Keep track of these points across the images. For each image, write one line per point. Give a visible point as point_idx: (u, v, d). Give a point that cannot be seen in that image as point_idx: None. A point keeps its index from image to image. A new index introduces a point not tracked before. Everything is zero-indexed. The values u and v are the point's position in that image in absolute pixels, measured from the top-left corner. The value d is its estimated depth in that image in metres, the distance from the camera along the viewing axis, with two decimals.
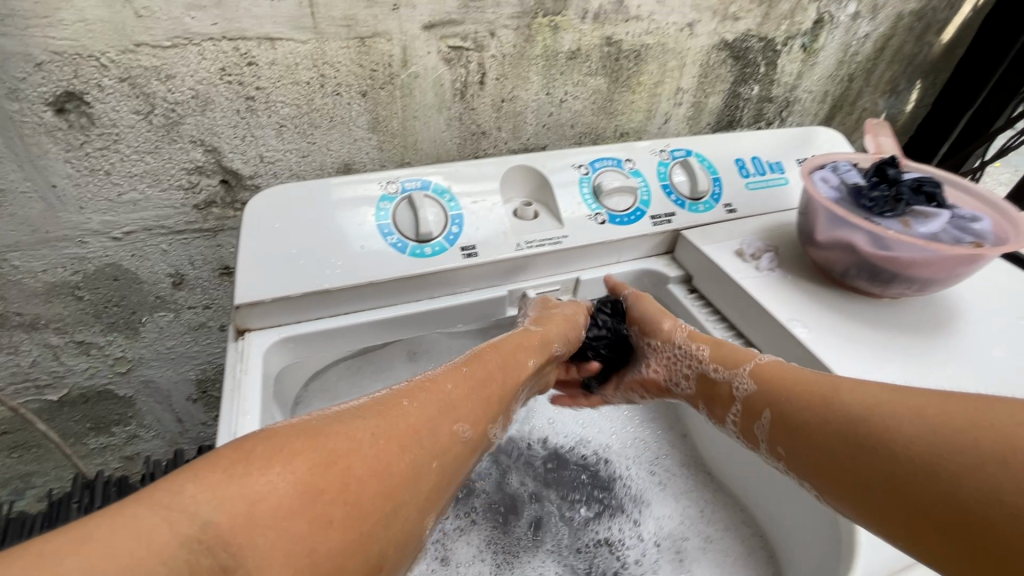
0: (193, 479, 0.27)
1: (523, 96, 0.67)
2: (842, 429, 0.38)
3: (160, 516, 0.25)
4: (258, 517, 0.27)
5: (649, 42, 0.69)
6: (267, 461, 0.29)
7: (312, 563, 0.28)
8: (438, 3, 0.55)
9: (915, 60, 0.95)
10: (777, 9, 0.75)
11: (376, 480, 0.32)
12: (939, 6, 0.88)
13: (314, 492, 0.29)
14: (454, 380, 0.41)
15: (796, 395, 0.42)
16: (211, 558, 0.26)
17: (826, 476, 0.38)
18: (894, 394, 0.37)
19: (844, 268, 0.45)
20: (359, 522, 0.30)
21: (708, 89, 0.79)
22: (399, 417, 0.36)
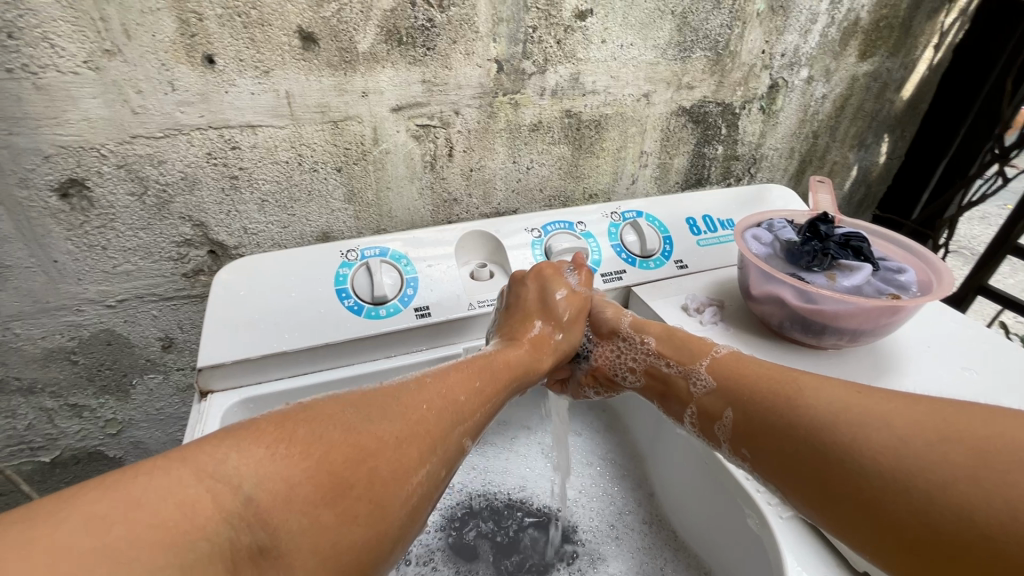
0: (235, 451, 0.30)
1: (491, 165, 0.72)
2: (813, 436, 0.39)
3: (202, 486, 0.28)
4: (293, 501, 0.30)
5: (608, 112, 0.75)
6: (306, 445, 0.32)
7: (338, 553, 0.30)
8: (404, 89, 0.62)
9: (878, 116, 0.99)
10: (730, 77, 0.80)
11: (399, 482, 0.34)
12: (893, 67, 0.93)
13: (344, 486, 0.32)
14: (467, 390, 0.42)
15: (764, 400, 0.43)
16: (249, 535, 0.28)
17: (790, 475, 0.39)
18: (861, 398, 0.39)
19: (781, 320, 0.50)
20: (382, 519, 0.33)
21: (671, 151, 0.83)
22: (424, 413, 0.38)
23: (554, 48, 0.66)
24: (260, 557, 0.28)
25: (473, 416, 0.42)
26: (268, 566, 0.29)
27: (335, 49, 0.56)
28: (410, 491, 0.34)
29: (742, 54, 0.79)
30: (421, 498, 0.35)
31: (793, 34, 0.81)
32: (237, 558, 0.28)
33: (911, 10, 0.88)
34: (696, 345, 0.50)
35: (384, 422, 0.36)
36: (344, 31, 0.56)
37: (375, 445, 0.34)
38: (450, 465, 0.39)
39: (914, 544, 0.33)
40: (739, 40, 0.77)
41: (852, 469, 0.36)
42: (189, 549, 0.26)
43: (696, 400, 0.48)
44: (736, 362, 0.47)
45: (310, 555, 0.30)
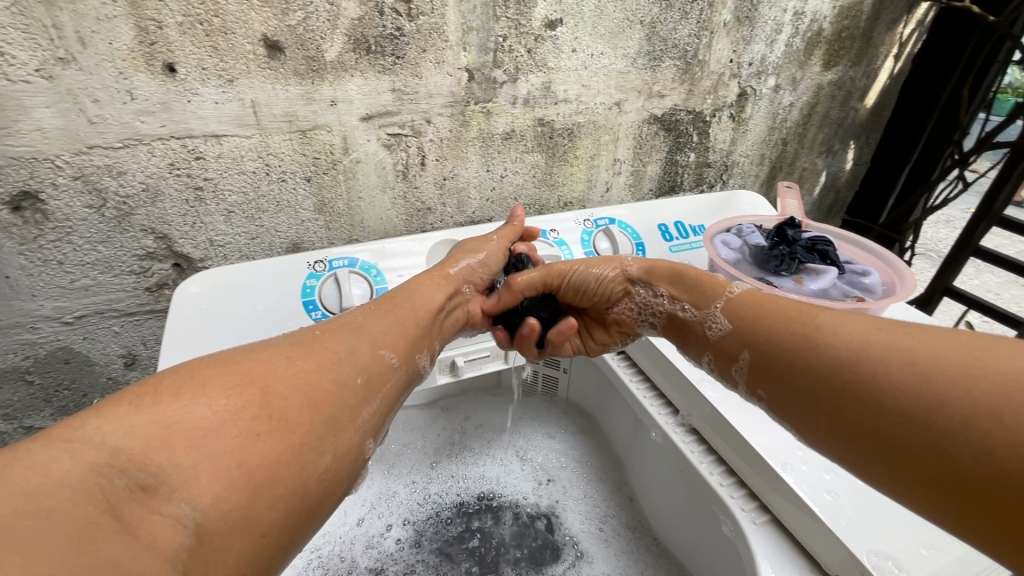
0: (94, 415, 0.28)
1: (464, 174, 0.72)
2: (828, 378, 0.36)
3: (58, 450, 0.26)
4: (176, 437, 0.28)
5: (580, 120, 0.76)
6: (178, 390, 0.31)
7: (251, 473, 0.30)
8: (374, 97, 0.61)
9: (844, 123, 1.02)
10: (700, 85, 0.82)
11: (301, 395, 0.35)
12: (856, 76, 0.96)
13: (240, 409, 0.31)
14: (365, 315, 0.46)
15: (778, 346, 0.40)
16: (124, 477, 0.26)
17: (807, 416, 0.38)
18: (879, 335, 0.36)
19: None
20: (291, 432, 0.33)
21: (644, 158, 0.84)
22: (321, 346, 0.40)
23: (524, 57, 0.67)
24: (146, 499, 0.26)
25: (382, 335, 0.44)
26: (161, 505, 0.26)
27: (301, 58, 0.55)
28: (319, 402, 0.35)
29: (711, 63, 0.80)
30: (334, 407, 0.36)
31: (759, 43, 0.83)
32: (117, 504, 0.26)
33: (871, 21, 0.91)
34: (701, 278, 0.50)
35: (273, 351, 0.37)
36: (310, 39, 0.55)
37: (266, 373, 0.35)
38: (368, 377, 0.40)
39: (933, 483, 0.31)
40: (707, 50, 0.79)
41: (869, 407, 0.34)
42: (43, 504, 0.24)
43: (713, 347, 0.46)
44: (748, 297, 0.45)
45: (216, 483, 0.28)
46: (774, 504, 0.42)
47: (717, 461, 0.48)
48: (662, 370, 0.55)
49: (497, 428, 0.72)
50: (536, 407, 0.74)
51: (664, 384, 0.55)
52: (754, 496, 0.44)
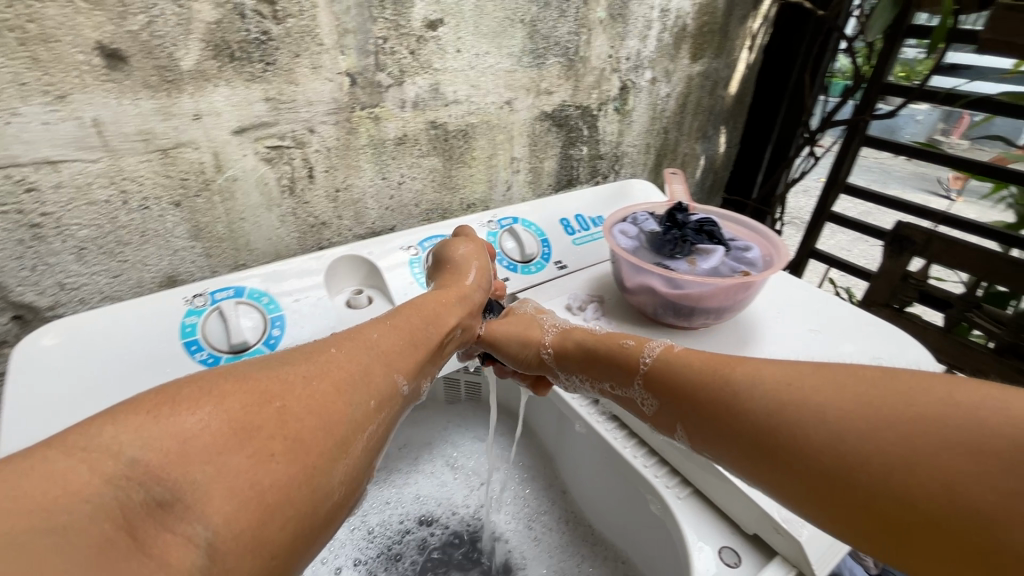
0: (111, 422, 0.28)
1: (358, 184, 0.68)
2: (756, 437, 0.38)
3: (77, 460, 0.26)
4: (190, 453, 0.28)
5: (473, 121, 0.75)
6: (196, 400, 0.30)
7: (260, 494, 0.28)
8: (245, 109, 0.56)
9: (714, 110, 1.12)
10: (584, 81, 0.85)
11: (314, 417, 0.33)
12: (719, 67, 1.06)
13: (253, 428, 0.30)
14: (381, 330, 0.44)
15: (704, 408, 0.41)
16: (142, 492, 0.26)
17: (749, 459, 0.38)
18: (797, 373, 0.38)
19: (653, 307, 0.53)
20: (305, 456, 0.31)
21: (540, 155, 0.87)
22: (338, 361, 0.38)
23: (408, 59, 0.65)
24: (161, 514, 0.26)
25: (397, 353, 0.43)
26: (175, 523, 0.26)
27: (151, 68, 0.49)
28: (335, 421, 0.34)
29: (592, 59, 0.84)
30: (350, 428, 0.34)
31: (633, 39, 0.87)
32: (133, 518, 0.25)
33: (726, 17, 1.00)
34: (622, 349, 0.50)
35: (297, 368, 0.36)
36: (159, 47, 0.48)
37: (283, 389, 0.34)
38: (382, 399, 0.38)
39: (889, 526, 0.31)
40: (587, 46, 0.82)
41: (802, 464, 0.35)
42: (64, 516, 0.23)
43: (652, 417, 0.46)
44: (664, 364, 0.45)
45: (226, 505, 0.27)
46: (694, 478, 0.45)
47: (639, 443, 0.50)
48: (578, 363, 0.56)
49: (424, 444, 0.70)
50: (461, 413, 0.72)
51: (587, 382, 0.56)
52: (676, 473, 0.47)
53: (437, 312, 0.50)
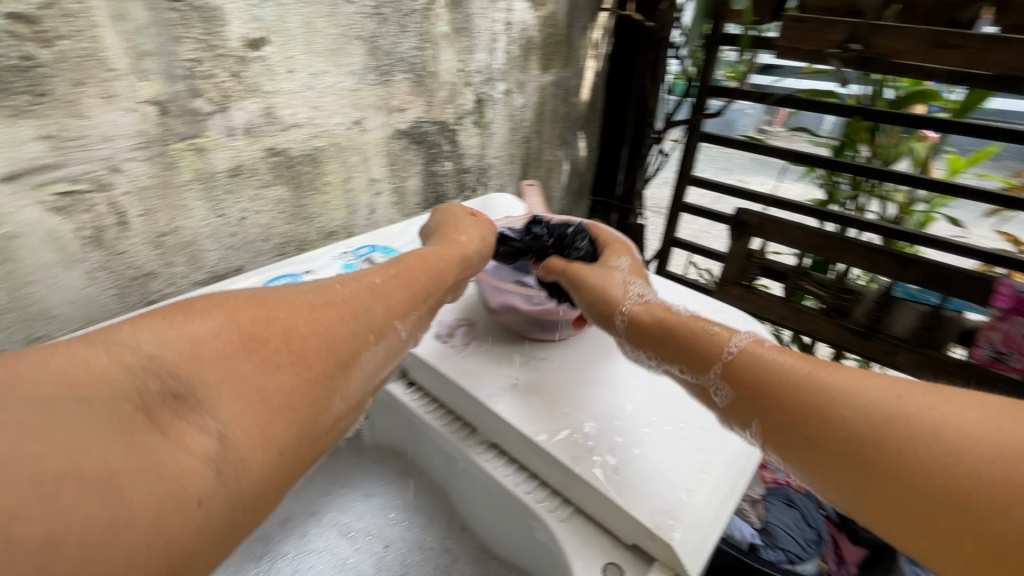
0: (133, 323, 0.32)
1: (188, 225, 0.60)
2: (843, 440, 0.36)
3: (102, 348, 0.29)
4: (203, 355, 0.32)
5: (321, 144, 0.70)
6: (208, 314, 0.34)
7: (264, 397, 0.32)
8: (13, 149, 0.46)
9: (569, 117, 1.17)
10: (437, 97, 0.83)
11: (314, 340, 0.37)
12: (569, 76, 1.11)
13: (259, 341, 0.35)
14: (381, 276, 0.47)
15: (788, 405, 0.39)
16: (161, 382, 0.30)
17: (840, 477, 0.36)
18: (898, 390, 0.36)
19: (518, 324, 0.58)
20: (303, 369, 0.35)
21: (402, 174, 0.84)
22: (341, 297, 0.42)
23: (231, 82, 0.58)
24: (177, 403, 0.29)
25: (395, 299, 0.46)
26: (190, 414, 0.29)
27: None
28: (330, 345, 0.38)
29: (442, 74, 0.83)
30: (345, 353, 0.39)
31: (481, 52, 0.88)
32: (152, 402, 0.29)
33: (568, 28, 1.04)
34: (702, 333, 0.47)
35: (299, 297, 0.40)
36: None
37: (287, 313, 0.38)
38: (377, 334, 0.42)
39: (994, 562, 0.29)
40: (434, 61, 0.80)
41: (903, 485, 0.33)
42: (89, 392, 0.27)
43: (722, 413, 0.43)
44: (747, 357, 0.43)
45: (235, 403, 0.31)
46: (574, 497, 0.45)
47: (518, 468, 0.48)
48: (448, 393, 0.53)
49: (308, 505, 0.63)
50: (343, 467, 0.68)
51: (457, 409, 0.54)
52: (557, 493, 0.46)
53: (431, 265, 0.52)
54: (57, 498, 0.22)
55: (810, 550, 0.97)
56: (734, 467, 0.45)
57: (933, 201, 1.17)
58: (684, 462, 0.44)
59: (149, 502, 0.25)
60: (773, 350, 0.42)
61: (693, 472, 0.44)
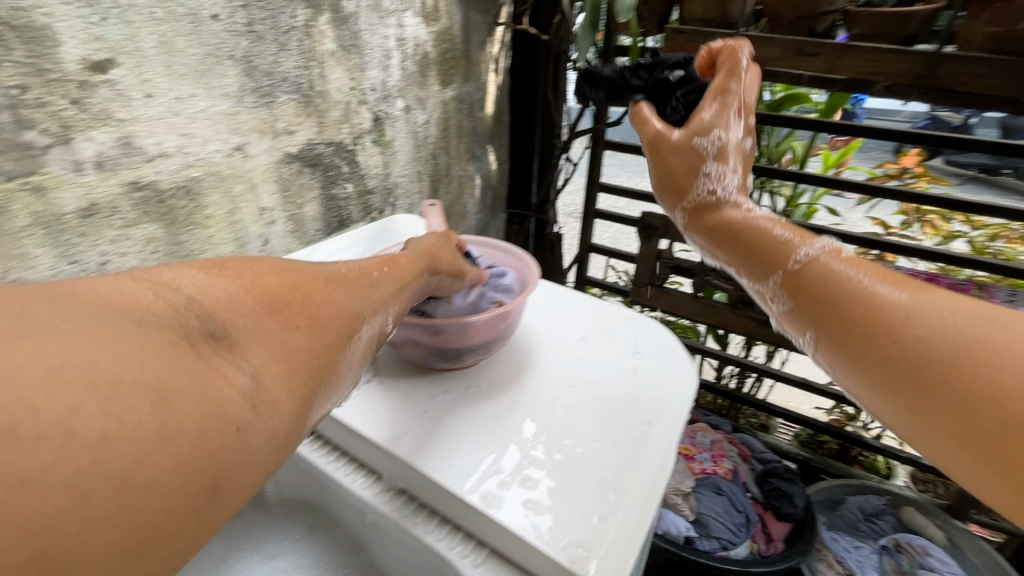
0: (169, 270, 0.32)
1: (30, 278, 0.51)
2: (908, 357, 0.37)
3: (141, 285, 0.29)
4: (234, 307, 0.32)
5: (196, 174, 0.63)
6: (231, 275, 0.35)
7: (286, 352, 0.32)
8: None
9: (476, 131, 1.16)
10: (329, 117, 0.79)
11: (331, 307, 0.37)
12: (471, 91, 1.10)
13: (280, 303, 0.35)
14: (374, 265, 0.46)
15: (850, 321, 0.41)
16: (198, 322, 0.29)
17: (894, 394, 0.38)
18: (976, 324, 0.36)
19: (422, 356, 0.54)
20: (323, 333, 0.35)
21: (297, 200, 0.78)
22: (348, 277, 0.42)
23: (71, 111, 0.50)
24: (214, 342, 0.29)
25: (393, 287, 0.45)
26: (227, 354, 0.29)
27: None
28: (341, 315, 0.38)
29: (332, 93, 0.79)
30: (354, 324, 0.39)
31: (374, 70, 0.85)
32: (192, 335, 0.28)
33: (465, 43, 1.04)
34: (776, 245, 0.50)
35: (312, 270, 0.40)
36: None
37: (305, 282, 0.38)
38: (378, 314, 0.42)
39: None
40: (322, 80, 0.76)
41: (955, 408, 0.34)
42: (139, 316, 0.26)
43: (782, 315, 0.48)
44: (820, 268, 0.45)
45: (260, 353, 0.31)
46: (487, 538, 0.42)
47: (429, 515, 0.45)
48: (349, 440, 0.50)
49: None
50: (249, 531, 0.62)
51: (361, 457, 0.50)
52: (471, 537, 0.43)
53: (401, 264, 0.48)
54: (109, 400, 0.21)
55: (741, 534, 1.02)
56: (649, 477, 0.43)
57: (814, 193, 1.27)
58: (595, 481, 0.43)
59: (195, 417, 0.24)
60: (846, 262, 0.44)
61: (604, 493, 0.42)
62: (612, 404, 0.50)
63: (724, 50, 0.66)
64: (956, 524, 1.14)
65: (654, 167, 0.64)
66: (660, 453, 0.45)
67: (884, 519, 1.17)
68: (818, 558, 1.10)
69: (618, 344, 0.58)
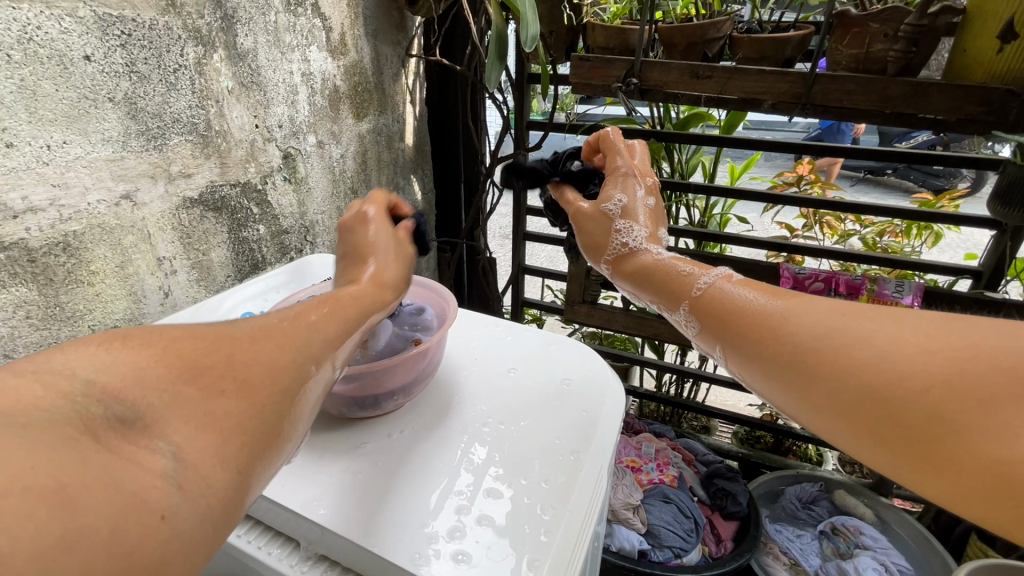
0: (62, 350, 0.29)
1: None
2: (788, 352, 0.41)
3: (31, 379, 0.27)
4: (145, 380, 0.29)
5: (76, 228, 0.57)
6: (141, 341, 0.31)
7: (213, 421, 0.29)
8: None
9: (398, 163, 1.15)
10: (231, 156, 0.75)
11: (261, 364, 0.34)
12: (388, 123, 1.09)
13: (201, 366, 0.31)
14: (318, 311, 0.43)
15: (742, 332, 0.45)
16: (101, 408, 0.27)
17: (777, 381, 0.42)
18: (835, 315, 0.40)
19: (341, 407, 0.53)
20: (255, 394, 0.32)
21: (201, 247, 0.73)
22: (280, 329, 0.38)
23: None
24: (125, 428, 0.27)
25: (335, 331, 0.42)
26: (140, 438, 0.27)
27: None
28: (278, 372, 0.35)
29: (234, 132, 0.75)
30: (294, 380, 0.35)
31: (280, 106, 0.82)
32: (95, 425, 0.26)
33: (377, 76, 1.03)
34: (679, 278, 0.54)
35: (242, 325, 0.37)
36: None
37: (232, 340, 0.35)
38: (321, 361, 0.39)
39: (890, 442, 0.35)
40: (220, 119, 0.72)
41: (821, 386, 0.39)
42: (26, 417, 0.24)
43: (694, 339, 0.52)
44: (715, 292, 0.49)
45: (181, 428, 0.28)
46: None
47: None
48: (262, 510, 0.45)
49: None
50: None
51: (279, 525, 0.46)
52: None
53: (347, 305, 0.46)
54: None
55: (692, 538, 1.03)
56: (581, 504, 0.43)
57: (725, 203, 1.36)
58: (528, 521, 0.42)
59: (106, 514, 0.23)
60: (736, 283, 0.49)
61: (536, 531, 0.41)
62: (541, 432, 0.50)
63: (603, 136, 0.76)
64: (881, 501, 1.22)
65: (578, 234, 0.69)
66: (592, 478, 0.45)
67: (820, 505, 1.23)
68: (765, 552, 1.14)
69: (546, 370, 0.58)
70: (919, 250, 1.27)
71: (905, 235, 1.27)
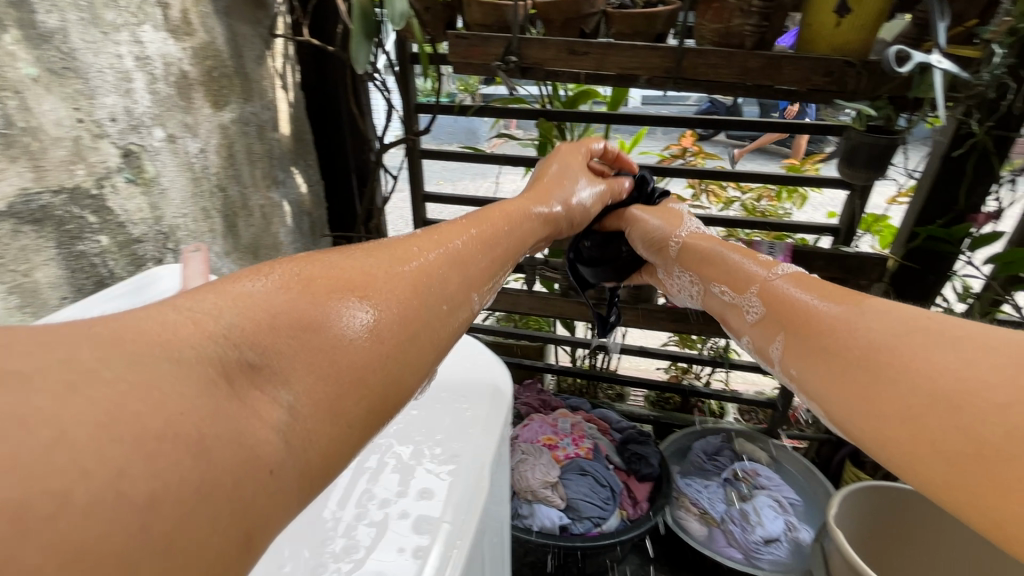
0: (209, 292, 0.30)
1: None
2: (854, 350, 0.47)
3: (184, 315, 0.28)
4: (277, 325, 0.30)
5: None
6: (270, 277, 0.33)
7: (335, 371, 0.31)
8: None
9: (273, 154, 1.05)
10: (48, 158, 0.63)
11: (395, 310, 0.36)
12: (257, 110, 0.99)
13: (332, 309, 0.33)
14: (450, 239, 0.49)
15: (803, 328, 0.54)
16: (238, 352, 0.28)
17: (844, 382, 0.46)
18: (907, 326, 0.45)
19: None
20: (382, 343, 0.34)
21: (20, 266, 0.61)
22: (411, 265, 0.42)
23: None
24: (255, 373, 0.28)
25: (465, 268, 0.47)
26: (264, 385, 0.28)
27: None
28: (408, 317, 0.37)
29: (48, 129, 0.63)
30: (418, 327, 0.38)
31: (109, 96, 0.70)
32: (232, 370, 0.27)
33: (236, 59, 0.92)
34: (748, 275, 0.68)
35: (370, 259, 0.40)
36: None
37: (363, 280, 0.37)
38: (451, 303, 0.42)
39: (955, 464, 0.35)
40: (27, 113, 0.60)
41: (892, 392, 0.42)
42: (178, 351, 0.26)
43: (751, 322, 0.64)
44: (773, 289, 0.62)
45: (311, 381, 0.30)
46: None
47: None
48: None
49: None
50: None
51: None
52: None
53: (475, 241, 0.53)
54: (152, 459, 0.21)
55: (609, 506, 1.07)
56: (462, 502, 0.45)
57: None
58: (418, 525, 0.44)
59: (234, 467, 0.24)
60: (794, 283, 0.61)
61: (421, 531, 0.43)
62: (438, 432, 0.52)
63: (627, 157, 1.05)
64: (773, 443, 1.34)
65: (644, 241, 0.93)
66: (471, 476, 0.48)
67: (723, 455, 1.32)
68: (678, 506, 1.23)
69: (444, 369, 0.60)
70: (790, 212, 1.39)
71: (778, 199, 1.38)
